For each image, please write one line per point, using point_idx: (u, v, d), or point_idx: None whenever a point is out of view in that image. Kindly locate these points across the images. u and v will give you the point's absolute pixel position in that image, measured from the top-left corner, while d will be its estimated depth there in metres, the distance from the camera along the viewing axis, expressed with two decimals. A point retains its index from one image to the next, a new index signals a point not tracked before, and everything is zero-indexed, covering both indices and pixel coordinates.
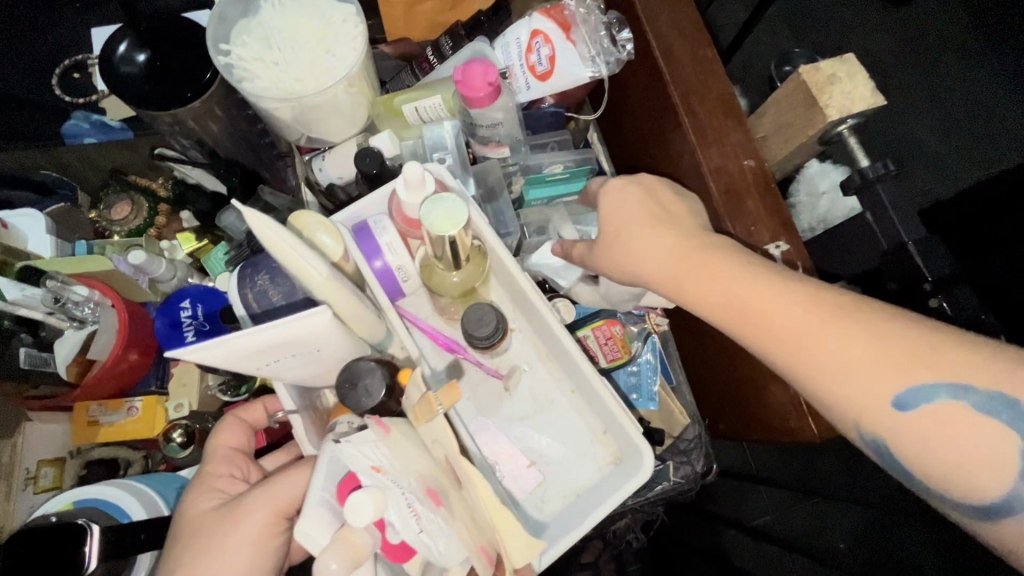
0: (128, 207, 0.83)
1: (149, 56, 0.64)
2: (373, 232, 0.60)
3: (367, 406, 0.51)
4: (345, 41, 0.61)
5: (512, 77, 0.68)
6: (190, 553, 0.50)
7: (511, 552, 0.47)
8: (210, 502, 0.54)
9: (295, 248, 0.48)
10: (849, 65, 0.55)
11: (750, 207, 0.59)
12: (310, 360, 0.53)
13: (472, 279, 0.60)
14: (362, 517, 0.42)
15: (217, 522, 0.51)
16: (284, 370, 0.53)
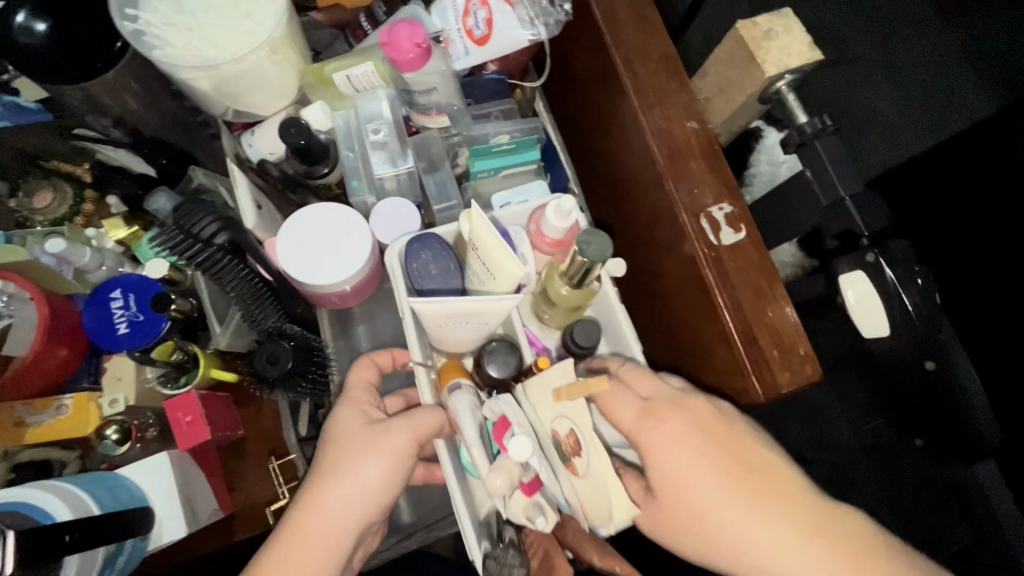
0: (50, 195, 0.79)
1: (49, 25, 0.57)
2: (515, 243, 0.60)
3: (495, 378, 0.56)
4: (264, 4, 0.57)
5: (448, 43, 0.65)
6: (338, 460, 0.51)
7: (615, 513, 0.48)
8: (358, 418, 0.54)
9: (500, 239, 0.50)
10: (786, 20, 0.54)
11: (686, 171, 0.58)
12: (472, 330, 0.55)
13: (580, 300, 0.60)
14: (524, 456, 0.46)
15: (365, 438, 0.52)
16: (448, 332, 0.55)
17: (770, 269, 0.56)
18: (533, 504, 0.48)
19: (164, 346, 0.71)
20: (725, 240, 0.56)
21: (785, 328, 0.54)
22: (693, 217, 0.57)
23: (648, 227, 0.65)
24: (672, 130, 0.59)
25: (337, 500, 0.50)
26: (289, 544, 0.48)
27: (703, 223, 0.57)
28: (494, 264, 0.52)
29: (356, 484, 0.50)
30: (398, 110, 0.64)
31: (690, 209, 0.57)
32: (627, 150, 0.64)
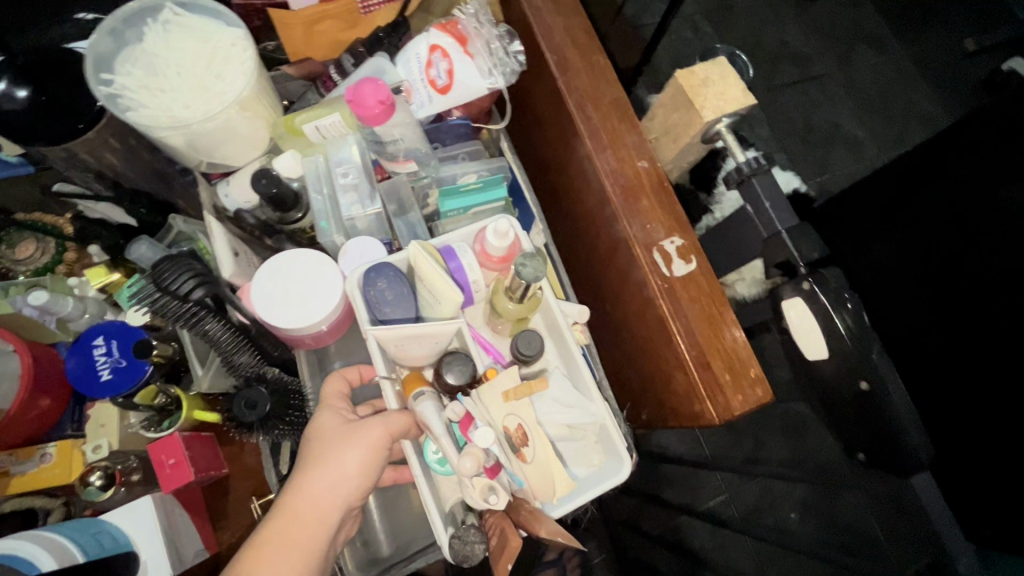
0: (33, 245, 0.81)
1: (31, 91, 0.60)
2: (457, 254, 0.65)
3: (453, 385, 0.61)
4: (234, 65, 0.61)
5: (411, 93, 0.69)
6: (320, 450, 0.55)
7: (553, 489, 0.59)
8: (336, 418, 0.58)
9: (436, 266, 0.59)
10: (721, 68, 0.59)
11: (634, 206, 0.62)
12: (426, 347, 0.62)
13: (527, 310, 0.65)
14: (488, 442, 0.53)
15: (345, 430, 0.56)
16: (404, 350, 0.62)
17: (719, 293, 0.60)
18: (491, 486, 0.54)
19: (147, 390, 0.73)
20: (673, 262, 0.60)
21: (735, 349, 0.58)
22: (644, 249, 0.61)
23: (608, 259, 0.68)
24: (624, 169, 0.63)
25: (320, 483, 0.53)
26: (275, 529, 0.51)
27: (653, 250, 0.61)
28: (438, 290, 0.60)
29: (339, 471, 0.54)
30: (366, 154, 0.67)
31: (643, 242, 0.61)
32: (585, 187, 0.68)
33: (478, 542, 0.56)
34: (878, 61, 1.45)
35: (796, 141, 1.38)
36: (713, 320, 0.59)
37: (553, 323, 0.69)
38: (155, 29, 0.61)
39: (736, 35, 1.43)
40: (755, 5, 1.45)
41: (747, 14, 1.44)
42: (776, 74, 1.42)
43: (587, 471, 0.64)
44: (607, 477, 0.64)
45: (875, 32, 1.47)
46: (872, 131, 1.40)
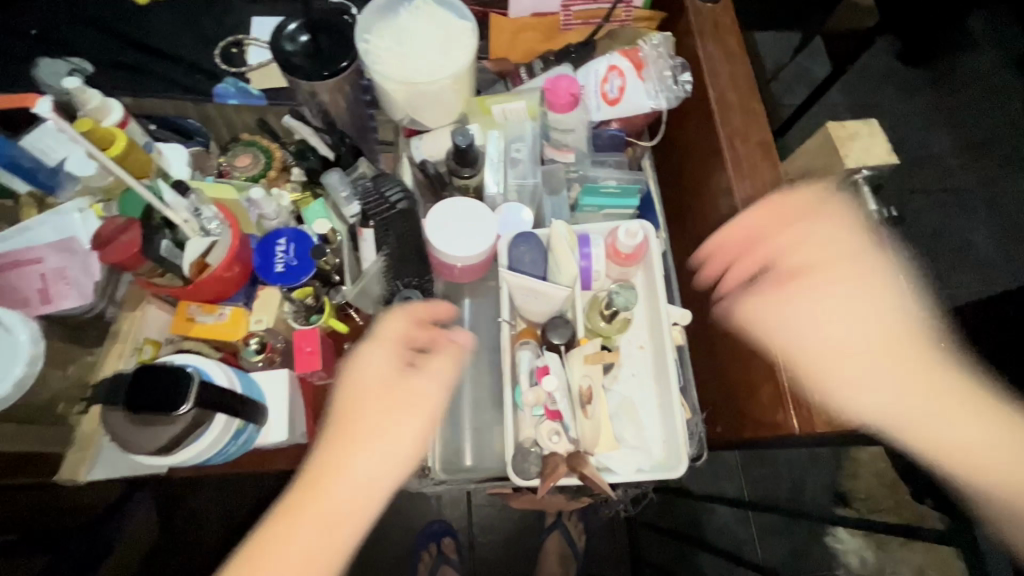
0: (250, 158, 1.02)
1: (309, 38, 0.79)
2: (592, 245, 0.72)
3: (556, 340, 0.65)
4: (458, 49, 0.77)
5: (586, 99, 0.81)
6: (375, 412, 0.58)
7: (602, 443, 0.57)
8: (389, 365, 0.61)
9: (565, 243, 0.68)
10: (871, 128, 0.65)
11: (806, 227, 0.63)
12: (540, 302, 0.70)
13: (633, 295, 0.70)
14: (553, 387, 0.56)
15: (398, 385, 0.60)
16: (526, 304, 0.71)
17: (913, 338, 0.57)
18: (555, 428, 0.57)
19: (304, 289, 0.88)
20: (852, 291, 0.59)
21: (890, 397, 0.55)
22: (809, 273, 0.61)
23: None
24: (757, 198, 0.71)
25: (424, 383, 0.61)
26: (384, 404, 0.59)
27: (820, 275, 0.60)
28: (561, 265, 0.69)
29: (388, 430, 0.58)
30: (536, 139, 0.81)
31: (823, 269, 0.60)
32: (716, 209, 0.76)
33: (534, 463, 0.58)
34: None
35: (919, 242, 1.37)
36: (879, 363, 0.56)
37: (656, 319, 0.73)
38: (408, 13, 0.79)
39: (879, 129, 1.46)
40: (905, 106, 1.48)
41: (894, 112, 1.48)
42: (913, 173, 1.43)
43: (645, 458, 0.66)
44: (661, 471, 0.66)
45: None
46: (1007, 253, 1.36)
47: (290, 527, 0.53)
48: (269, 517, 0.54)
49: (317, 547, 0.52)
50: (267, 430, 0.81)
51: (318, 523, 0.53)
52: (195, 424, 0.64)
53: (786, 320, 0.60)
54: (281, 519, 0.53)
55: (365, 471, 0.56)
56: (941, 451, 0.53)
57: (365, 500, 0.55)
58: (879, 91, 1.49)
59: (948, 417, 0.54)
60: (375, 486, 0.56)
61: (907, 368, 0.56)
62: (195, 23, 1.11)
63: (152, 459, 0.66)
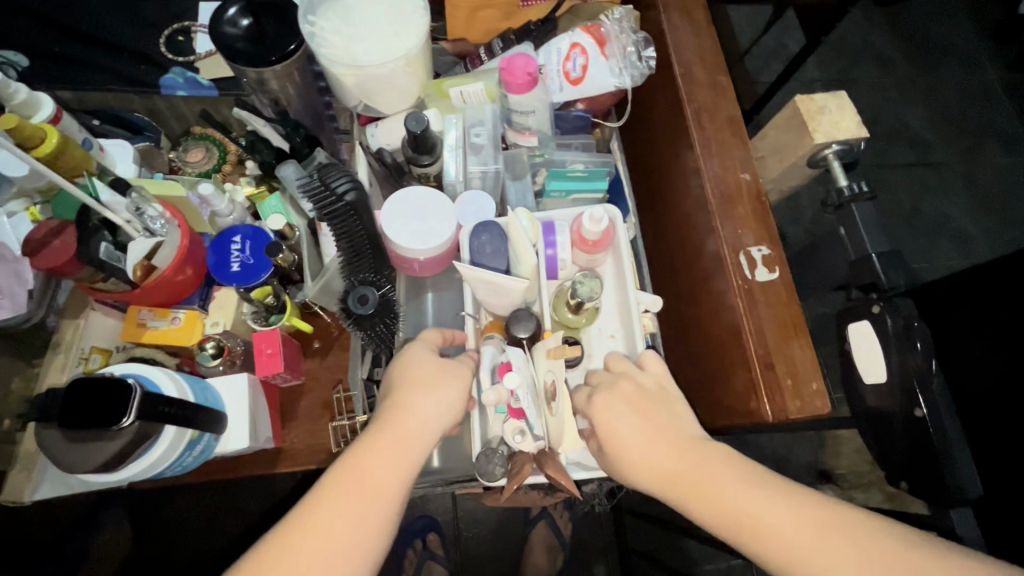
0: (202, 152, 0.98)
1: (251, 22, 0.74)
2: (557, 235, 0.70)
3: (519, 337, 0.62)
4: (410, 27, 0.72)
5: (548, 78, 0.78)
6: (406, 389, 0.55)
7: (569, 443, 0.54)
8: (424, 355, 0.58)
9: (522, 233, 0.65)
10: (840, 100, 0.63)
11: (670, 417, 0.53)
12: (500, 297, 0.66)
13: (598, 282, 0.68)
14: (515, 387, 0.50)
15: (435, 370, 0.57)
16: (488, 299, 0.67)
17: (779, 489, 0.45)
18: (518, 427, 0.54)
19: (263, 288, 0.84)
20: (693, 471, 0.48)
21: (726, 517, 0.45)
22: (676, 435, 0.51)
23: (694, 258, 0.73)
24: (725, 177, 0.68)
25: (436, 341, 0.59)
26: (433, 364, 0.57)
27: (620, 437, 0.52)
28: (521, 256, 0.66)
29: (421, 410, 0.53)
30: (498, 122, 0.77)
31: (638, 430, 0.52)
32: (685, 190, 0.73)
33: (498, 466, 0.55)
34: (998, 157, 1.42)
35: (896, 216, 1.36)
36: (747, 489, 0.46)
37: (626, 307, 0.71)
38: None
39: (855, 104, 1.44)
40: (880, 80, 1.46)
41: (869, 87, 1.46)
42: (889, 148, 1.41)
43: None
44: None
45: (1001, 129, 1.44)
46: (983, 226, 1.36)
47: (346, 467, 0.49)
48: (335, 466, 0.49)
49: (376, 481, 0.48)
50: (226, 437, 0.77)
51: (397, 469, 0.50)
52: (142, 438, 0.60)
53: (619, 464, 0.52)
54: (346, 464, 0.49)
55: (413, 412, 0.53)
56: (800, 548, 0.42)
57: (412, 442, 0.52)
58: (854, 65, 1.47)
59: (848, 557, 0.40)
60: (431, 429, 0.53)
61: (806, 534, 0.42)
62: (134, 8, 1.04)
63: (99, 476, 0.62)
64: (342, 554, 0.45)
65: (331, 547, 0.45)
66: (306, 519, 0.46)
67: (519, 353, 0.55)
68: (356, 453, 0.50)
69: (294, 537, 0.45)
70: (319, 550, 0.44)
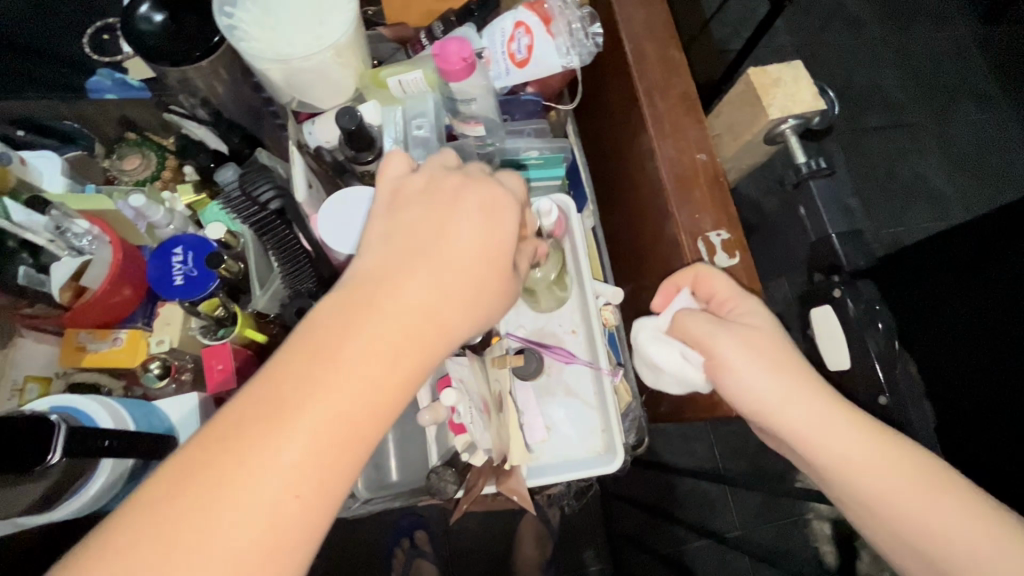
0: (139, 160, 0.92)
1: (165, 17, 0.67)
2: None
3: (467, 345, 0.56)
4: (337, 14, 0.67)
5: (492, 63, 0.73)
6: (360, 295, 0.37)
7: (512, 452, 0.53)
8: (447, 229, 0.41)
9: None
10: (795, 71, 0.59)
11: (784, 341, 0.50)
12: None
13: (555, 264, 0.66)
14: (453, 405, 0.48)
15: (421, 246, 0.40)
16: None
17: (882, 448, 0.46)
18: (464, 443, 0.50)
19: (211, 301, 0.81)
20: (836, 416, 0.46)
21: (817, 431, 0.46)
22: (803, 367, 0.49)
23: (654, 245, 0.70)
24: (682, 159, 0.65)
25: (468, 227, 0.41)
26: (415, 280, 0.39)
27: (742, 364, 0.50)
28: None
29: (357, 331, 0.36)
30: (441, 110, 0.72)
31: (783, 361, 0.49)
32: (642, 173, 0.70)
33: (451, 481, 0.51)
34: (972, 115, 1.39)
35: (872, 181, 1.33)
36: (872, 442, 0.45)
37: (583, 300, 0.69)
38: None
39: (826, 69, 1.40)
40: (851, 43, 1.42)
41: (840, 50, 1.42)
42: (862, 113, 1.38)
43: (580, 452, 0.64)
44: (595, 465, 0.63)
45: (975, 86, 1.41)
46: (958, 185, 1.34)
47: (290, 402, 0.34)
48: (269, 396, 0.35)
49: (273, 447, 0.33)
50: None
51: (356, 428, 0.35)
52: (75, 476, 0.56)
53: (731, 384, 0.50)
54: (280, 398, 0.34)
55: (368, 340, 0.36)
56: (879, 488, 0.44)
57: (382, 378, 0.36)
58: (823, 28, 1.42)
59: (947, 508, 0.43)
60: (397, 369, 0.36)
61: (914, 482, 0.44)
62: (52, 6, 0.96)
63: (33, 518, 0.58)
64: (252, 529, 0.32)
65: (241, 521, 0.32)
66: (212, 475, 0.32)
67: (463, 364, 0.51)
68: (297, 387, 0.34)
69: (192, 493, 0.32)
70: (237, 518, 0.32)
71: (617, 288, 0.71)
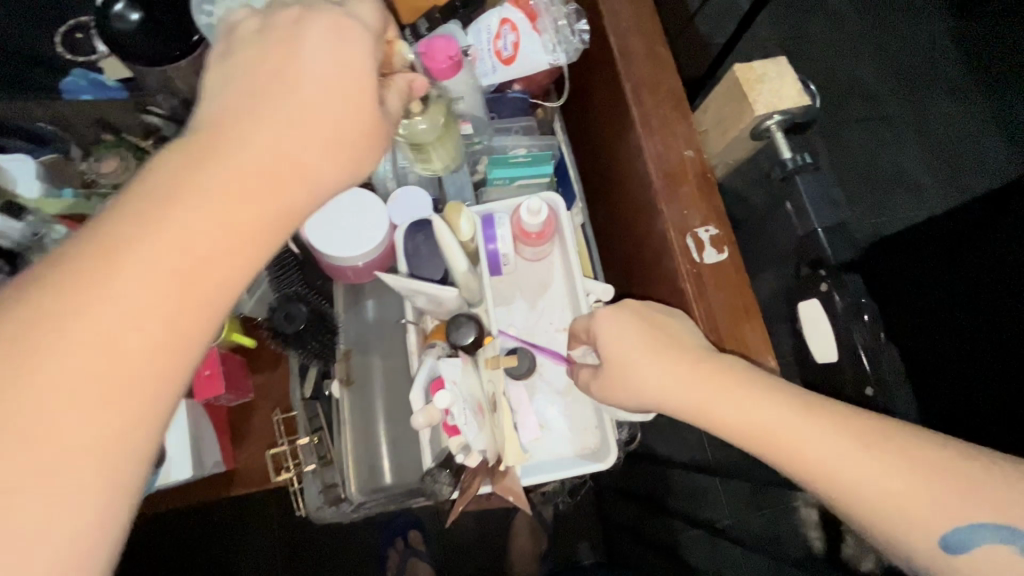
0: (116, 162, 0.85)
1: (143, 16, 0.65)
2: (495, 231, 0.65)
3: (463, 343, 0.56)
4: None
5: (478, 60, 0.73)
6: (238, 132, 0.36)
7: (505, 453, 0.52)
8: (335, 63, 0.39)
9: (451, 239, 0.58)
10: (780, 66, 0.60)
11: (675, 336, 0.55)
12: (435, 302, 0.61)
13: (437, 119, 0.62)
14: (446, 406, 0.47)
15: (285, 74, 0.39)
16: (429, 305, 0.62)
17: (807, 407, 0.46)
18: (461, 445, 0.49)
19: None
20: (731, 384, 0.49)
21: (687, 407, 0.51)
22: (694, 363, 0.52)
23: (644, 242, 0.70)
24: (669, 155, 0.65)
25: (317, 63, 0.39)
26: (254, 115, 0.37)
27: (642, 365, 0.54)
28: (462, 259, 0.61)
29: (197, 178, 0.34)
30: None
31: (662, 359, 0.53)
32: (631, 170, 0.70)
33: (446, 484, 0.52)
34: (950, 105, 1.40)
35: (853, 173, 1.36)
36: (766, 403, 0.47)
37: (575, 298, 0.68)
38: None
39: (806, 64, 1.42)
40: (830, 37, 1.45)
41: (822, 44, 1.44)
42: (842, 105, 1.40)
43: (575, 449, 0.64)
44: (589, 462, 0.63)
45: (952, 78, 1.43)
46: (939, 176, 1.35)
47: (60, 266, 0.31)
48: (88, 253, 0.31)
49: (129, 292, 0.31)
50: (167, 469, 0.73)
51: (216, 279, 0.34)
52: None
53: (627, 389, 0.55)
54: (120, 242, 0.31)
55: (246, 179, 0.35)
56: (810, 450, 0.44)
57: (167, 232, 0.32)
58: (806, 22, 1.45)
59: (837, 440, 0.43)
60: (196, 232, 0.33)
61: (817, 430, 0.44)
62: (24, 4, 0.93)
63: None
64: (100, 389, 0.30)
65: (71, 391, 0.29)
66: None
67: (453, 366, 0.51)
68: (111, 244, 0.31)
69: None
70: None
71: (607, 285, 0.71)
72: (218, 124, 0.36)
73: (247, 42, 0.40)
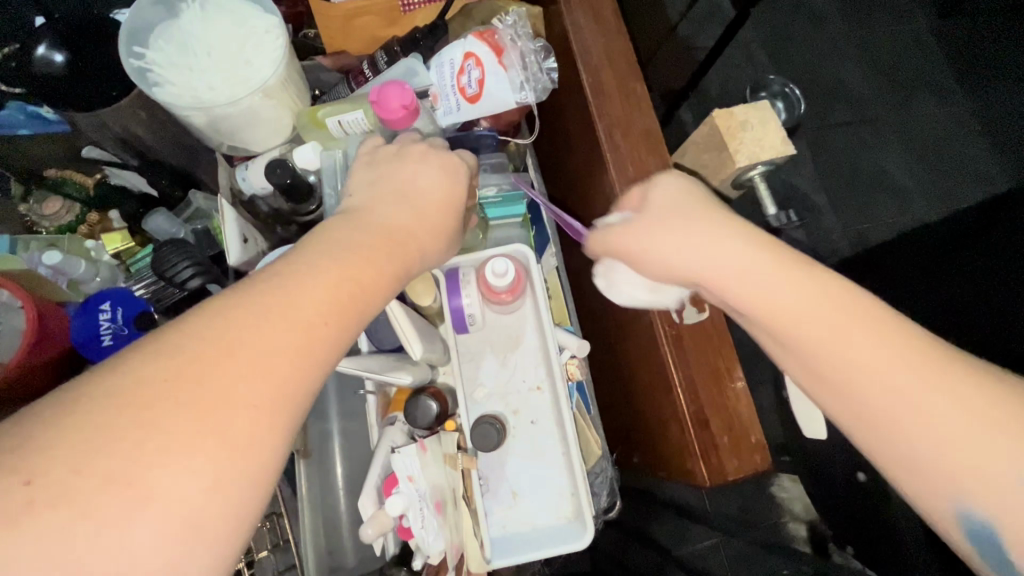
0: (59, 203, 0.79)
1: (68, 56, 0.57)
2: (460, 287, 0.61)
3: (422, 427, 0.53)
4: (264, 53, 0.61)
5: (440, 98, 0.67)
6: (354, 231, 0.42)
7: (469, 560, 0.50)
8: (436, 171, 0.49)
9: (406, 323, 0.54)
10: (761, 111, 0.55)
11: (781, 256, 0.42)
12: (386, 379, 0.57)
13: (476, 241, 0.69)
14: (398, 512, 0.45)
15: (396, 179, 0.48)
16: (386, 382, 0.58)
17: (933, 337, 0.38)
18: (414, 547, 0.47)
19: None
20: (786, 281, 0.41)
21: (812, 333, 0.39)
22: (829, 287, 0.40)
23: (619, 296, 0.65)
24: None
25: (429, 176, 0.49)
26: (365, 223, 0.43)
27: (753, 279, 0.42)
28: (425, 332, 0.56)
29: (306, 272, 0.36)
30: None
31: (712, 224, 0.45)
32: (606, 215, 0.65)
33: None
34: (935, 113, 1.34)
35: (835, 182, 1.28)
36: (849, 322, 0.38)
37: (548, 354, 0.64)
38: (193, 9, 0.61)
39: (793, 68, 1.34)
40: (814, 41, 1.36)
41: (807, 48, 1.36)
42: (827, 110, 1.33)
43: (550, 520, 0.60)
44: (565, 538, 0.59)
45: (935, 82, 1.36)
46: (921, 182, 1.29)
47: (207, 332, 0.32)
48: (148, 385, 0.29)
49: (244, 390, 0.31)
50: None
51: (311, 348, 0.34)
52: None
53: (652, 256, 0.47)
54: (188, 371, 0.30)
55: (310, 285, 0.36)
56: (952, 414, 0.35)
57: (306, 295, 0.35)
58: (788, 24, 1.36)
59: (921, 377, 0.36)
60: (279, 337, 0.33)
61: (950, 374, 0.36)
62: None
63: None
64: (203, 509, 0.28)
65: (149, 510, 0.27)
66: (90, 406, 0.28)
67: (409, 460, 0.47)
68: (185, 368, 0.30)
69: (150, 431, 0.28)
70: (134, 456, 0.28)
71: (583, 338, 0.66)
72: (292, 252, 0.38)
73: (387, 161, 0.50)
